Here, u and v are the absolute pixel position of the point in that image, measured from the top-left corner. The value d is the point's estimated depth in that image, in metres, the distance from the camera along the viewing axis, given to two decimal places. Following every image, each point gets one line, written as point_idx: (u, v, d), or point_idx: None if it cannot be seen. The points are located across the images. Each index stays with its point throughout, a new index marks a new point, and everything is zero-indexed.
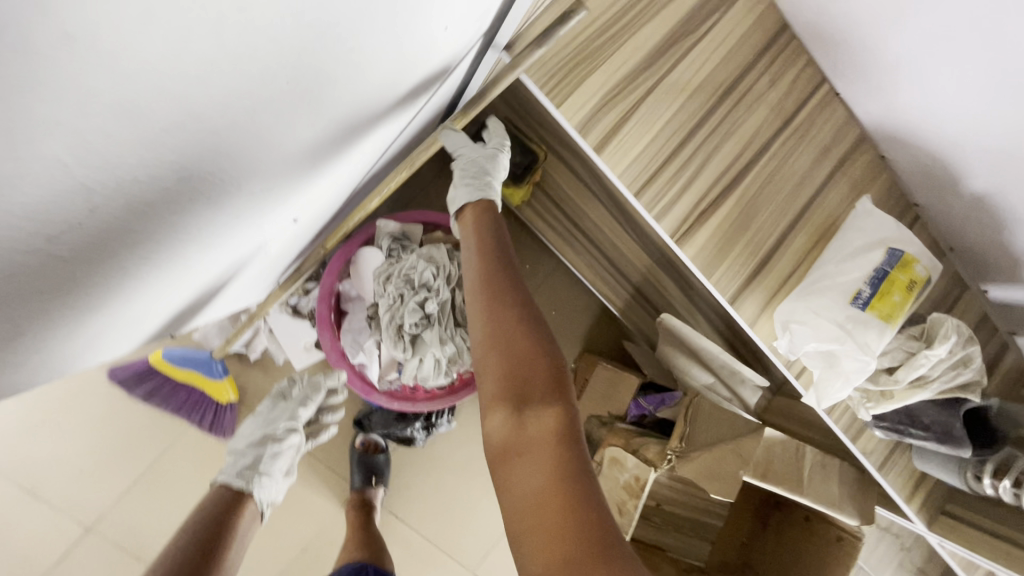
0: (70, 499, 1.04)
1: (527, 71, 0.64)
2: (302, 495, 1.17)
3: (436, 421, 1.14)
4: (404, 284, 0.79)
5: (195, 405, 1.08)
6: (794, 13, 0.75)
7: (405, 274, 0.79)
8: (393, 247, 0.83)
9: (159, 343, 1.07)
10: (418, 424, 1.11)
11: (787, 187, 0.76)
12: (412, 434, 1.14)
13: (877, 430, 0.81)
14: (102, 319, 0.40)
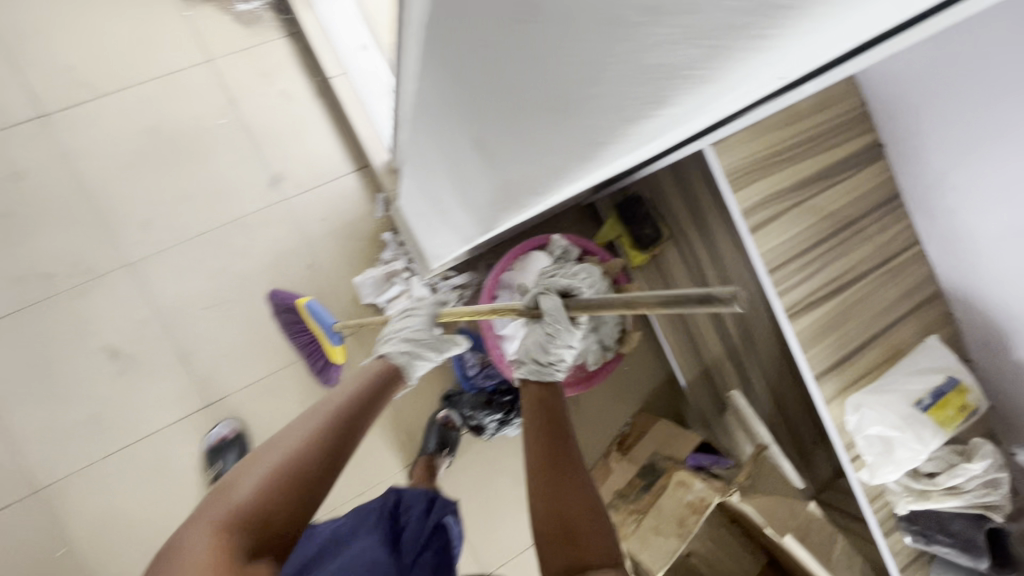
0: (202, 376, 1.20)
1: (721, 163, 0.90)
2: (375, 447, 1.31)
3: (511, 419, 1.30)
4: (565, 283, 1.00)
5: (313, 351, 1.22)
6: (907, 187, 1.01)
7: (567, 278, 1.00)
8: (561, 255, 1.05)
9: (322, 276, 1.28)
10: (498, 415, 1.28)
11: (875, 308, 0.98)
12: (487, 423, 1.29)
13: (906, 534, 0.95)
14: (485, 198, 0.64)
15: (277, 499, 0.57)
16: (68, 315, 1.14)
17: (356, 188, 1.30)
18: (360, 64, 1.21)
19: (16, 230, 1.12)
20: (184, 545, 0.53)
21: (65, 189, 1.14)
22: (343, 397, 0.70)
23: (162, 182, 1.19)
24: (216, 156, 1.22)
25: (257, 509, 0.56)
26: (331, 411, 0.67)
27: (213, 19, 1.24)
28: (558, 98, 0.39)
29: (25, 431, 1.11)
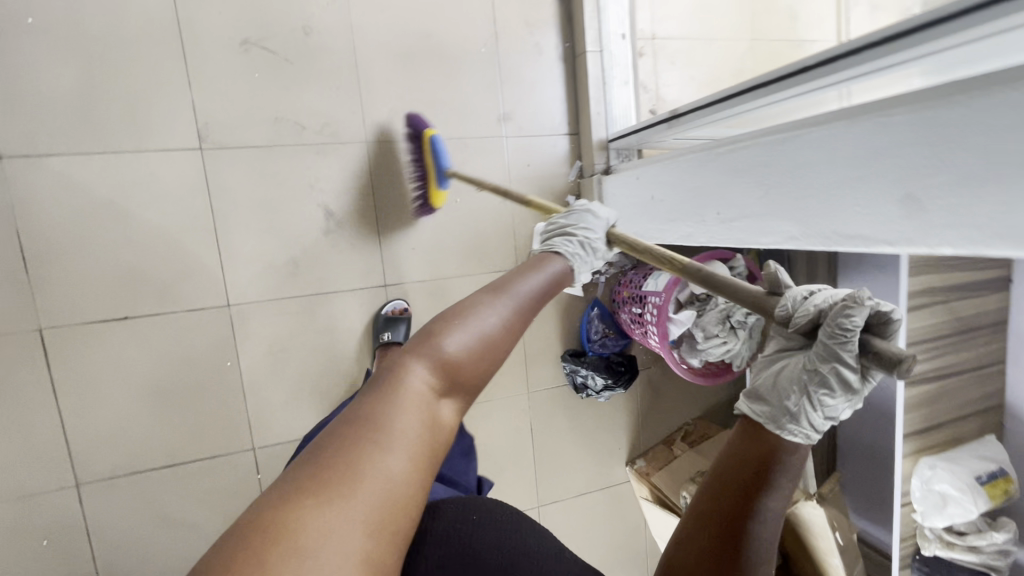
0: (392, 259, 1.34)
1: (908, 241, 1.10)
2: (495, 373, 1.49)
3: (616, 388, 1.50)
4: None
5: None
6: (1016, 317, 1.22)
7: None
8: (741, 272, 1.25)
9: (508, 212, 1.43)
10: (606, 380, 1.48)
11: (960, 399, 1.21)
12: (594, 384, 1.48)
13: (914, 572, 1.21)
14: (777, 212, 0.84)
15: (472, 362, 0.59)
16: (305, 167, 1.25)
17: (562, 150, 1.46)
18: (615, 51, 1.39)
19: (290, 78, 1.23)
20: (392, 372, 0.58)
21: (340, 57, 1.25)
22: (532, 285, 0.69)
23: (418, 82, 1.32)
24: (467, 78, 1.36)
25: (452, 367, 0.58)
26: (525, 304, 0.66)
27: None
28: (969, 179, 0.58)
29: (234, 254, 1.23)
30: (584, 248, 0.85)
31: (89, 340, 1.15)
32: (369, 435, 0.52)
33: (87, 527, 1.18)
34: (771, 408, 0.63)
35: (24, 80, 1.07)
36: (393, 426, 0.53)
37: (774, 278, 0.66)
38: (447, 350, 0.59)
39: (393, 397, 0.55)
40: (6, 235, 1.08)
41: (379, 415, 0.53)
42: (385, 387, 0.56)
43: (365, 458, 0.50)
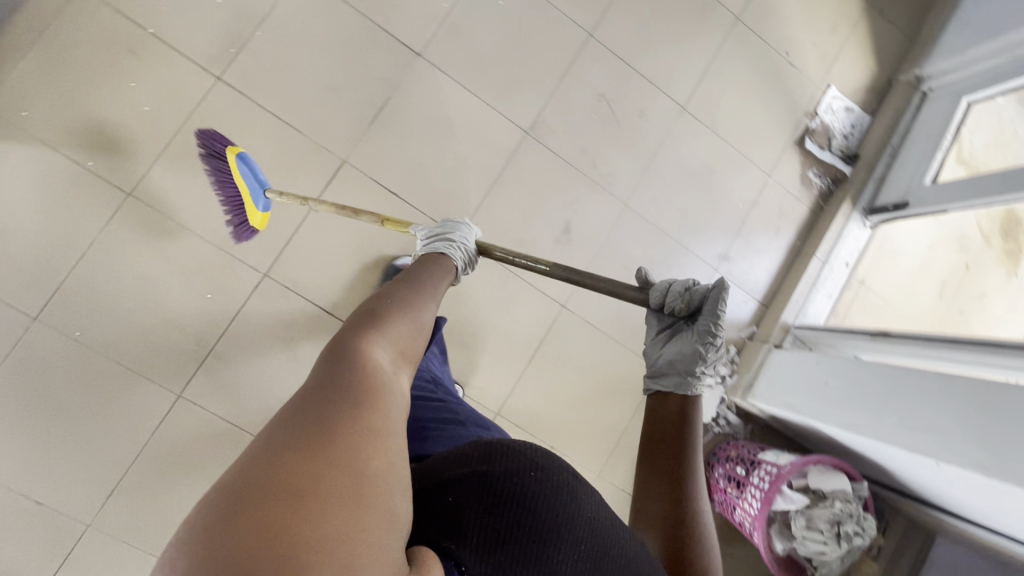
0: (580, 292, 1.54)
1: None
2: (584, 440, 1.54)
3: None
4: (853, 514, 1.25)
5: (233, 205, 1.25)
6: None
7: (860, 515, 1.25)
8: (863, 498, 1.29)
9: None
10: None
11: None
12: None
13: None
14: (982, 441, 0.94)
15: (402, 349, 0.70)
16: (574, 190, 1.54)
17: (747, 311, 1.66)
18: (832, 270, 1.63)
19: (609, 133, 1.56)
20: (347, 349, 0.63)
21: (648, 143, 1.59)
22: (434, 295, 0.85)
23: (683, 194, 1.61)
24: (716, 215, 1.64)
25: (394, 344, 0.70)
26: (430, 310, 0.81)
27: (794, 159, 1.70)
28: None
29: (488, 208, 1.47)
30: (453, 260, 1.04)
31: (361, 190, 1.40)
32: (349, 396, 0.56)
33: (240, 308, 1.33)
34: (678, 373, 0.98)
35: (465, 27, 1.47)
36: (372, 386, 0.59)
37: (643, 280, 1.06)
38: (384, 341, 0.68)
39: (359, 365, 0.61)
40: (380, 95, 1.41)
41: (357, 379, 0.59)
42: (348, 362, 0.61)
43: (355, 414, 0.54)
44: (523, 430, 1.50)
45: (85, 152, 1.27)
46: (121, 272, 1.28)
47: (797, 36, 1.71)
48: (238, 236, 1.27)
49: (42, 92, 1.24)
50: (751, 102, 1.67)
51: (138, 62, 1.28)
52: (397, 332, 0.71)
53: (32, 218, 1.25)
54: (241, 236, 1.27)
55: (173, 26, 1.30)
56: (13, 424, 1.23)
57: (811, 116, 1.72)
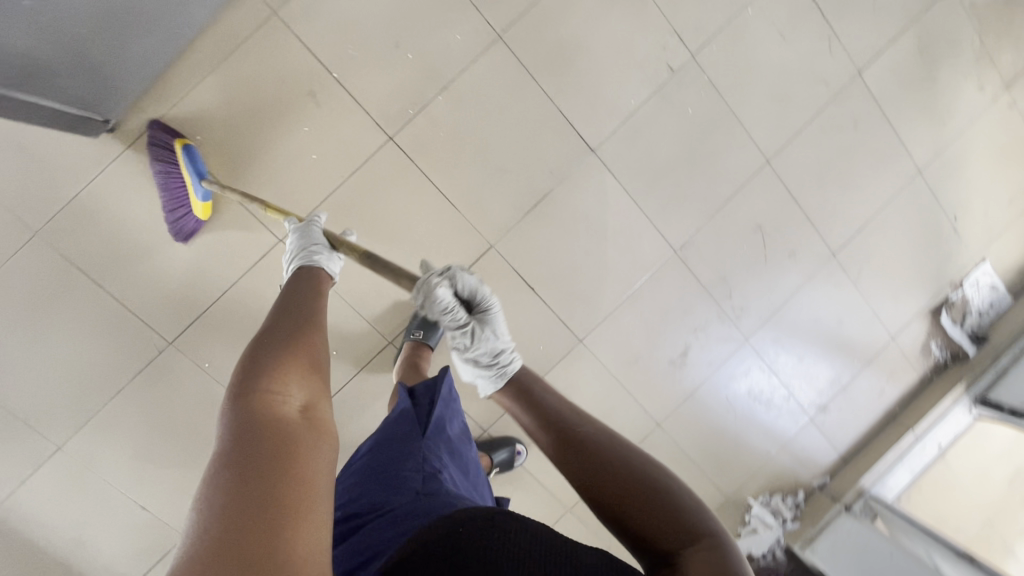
0: (678, 415, 1.55)
1: None
2: None
3: None
4: None
5: (178, 201, 1.17)
6: None
7: None
8: None
9: (763, 458, 1.63)
10: None
11: None
12: None
13: None
14: None
15: (303, 373, 0.62)
16: (703, 317, 1.51)
17: (827, 460, 1.68)
18: (922, 447, 1.64)
19: (754, 266, 1.51)
20: (248, 410, 0.55)
21: (787, 284, 1.54)
22: (324, 310, 0.77)
23: (803, 340, 1.59)
24: (827, 366, 1.62)
25: (297, 375, 0.62)
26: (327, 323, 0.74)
27: (921, 326, 1.66)
28: None
29: (615, 318, 1.45)
30: (303, 255, 0.95)
31: (500, 277, 1.37)
32: (259, 470, 0.49)
33: (359, 371, 1.36)
34: (484, 366, 0.87)
35: (646, 130, 1.38)
36: (286, 444, 0.53)
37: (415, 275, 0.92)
38: (285, 371, 0.61)
39: (264, 425, 0.54)
40: (543, 187, 1.36)
41: (267, 444, 0.52)
42: (251, 424, 0.54)
43: (278, 488, 0.48)
44: (589, 529, 1.55)
45: (247, 190, 1.23)
46: (257, 312, 1.28)
47: (972, 202, 1.61)
48: (182, 233, 1.20)
49: (216, 120, 1.19)
50: (900, 261, 1.61)
51: (315, 105, 1.22)
52: (296, 353, 0.64)
53: (184, 246, 1.23)
54: (184, 231, 1.19)
55: (359, 75, 1.23)
56: (137, 432, 1.28)
57: (955, 287, 1.65)
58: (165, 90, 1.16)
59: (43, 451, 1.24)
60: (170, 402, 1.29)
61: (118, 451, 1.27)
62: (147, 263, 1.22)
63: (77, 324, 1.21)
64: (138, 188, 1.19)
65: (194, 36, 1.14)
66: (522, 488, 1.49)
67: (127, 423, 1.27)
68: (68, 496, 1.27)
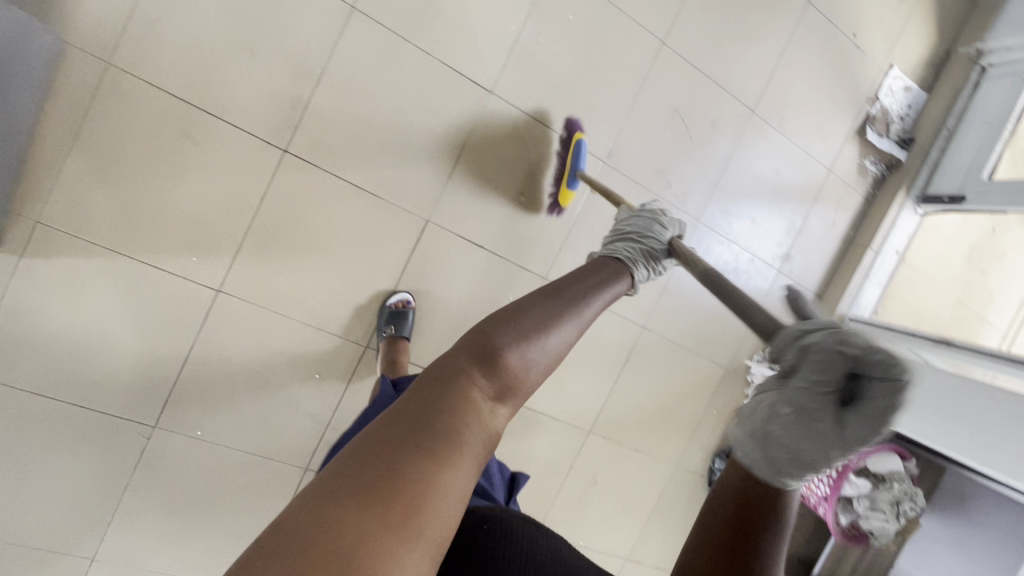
0: (660, 314, 1.60)
1: None
2: (669, 439, 1.70)
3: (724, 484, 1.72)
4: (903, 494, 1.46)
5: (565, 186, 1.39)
6: None
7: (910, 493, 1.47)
8: (909, 470, 1.51)
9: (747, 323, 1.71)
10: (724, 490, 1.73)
11: None
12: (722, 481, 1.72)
13: None
14: None
15: (517, 376, 0.61)
16: None
17: (805, 301, 1.76)
18: (884, 258, 1.73)
19: (683, 149, 1.52)
20: (447, 376, 0.58)
21: (718, 155, 1.56)
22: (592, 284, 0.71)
23: (750, 201, 1.63)
24: (780, 217, 1.67)
25: (501, 380, 0.60)
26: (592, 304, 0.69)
27: (853, 149, 1.71)
28: None
29: (573, 246, 1.47)
30: (645, 253, 0.91)
31: (449, 247, 1.37)
32: (419, 442, 0.51)
33: (349, 384, 1.36)
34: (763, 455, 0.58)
35: (535, 52, 1.34)
36: (450, 440, 0.53)
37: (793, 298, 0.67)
38: (506, 364, 0.60)
39: (446, 401, 0.55)
40: (456, 144, 1.32)
41: (439, 417, 0.54)
42: (435, 401, 0.55)
43: (426, 474, 0.50)
44: (615, 441, 1.64)
45: (164, 255, 1.18)
46: (227, 366, 1.26)
47: (865, 13, 1.62)
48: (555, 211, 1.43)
49: (98, 197, 1.12)
50: (815, 94, 1.63)
51: (195, 145, 1.15)
52: (530, 356, 0.61)
53: (127, 330, 1.19)
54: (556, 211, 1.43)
55: (229, 99, 1.15)
56: (160, 521, 1.28)
57: (873, 101, 1.69)
58: (30, 186, 1.08)
59: (79, 568, 1.24)
60: (177, 481, 1.27)
61: (150, 544, 1.28)
62: (97, 361, 1.18)
63: (57, 441, 1.18)
64: (51, 292, 1.13)
65: (35, 119, 1.05)
66: (541, 429, 1.56)
67: (147, 515, 1.26)
68: None
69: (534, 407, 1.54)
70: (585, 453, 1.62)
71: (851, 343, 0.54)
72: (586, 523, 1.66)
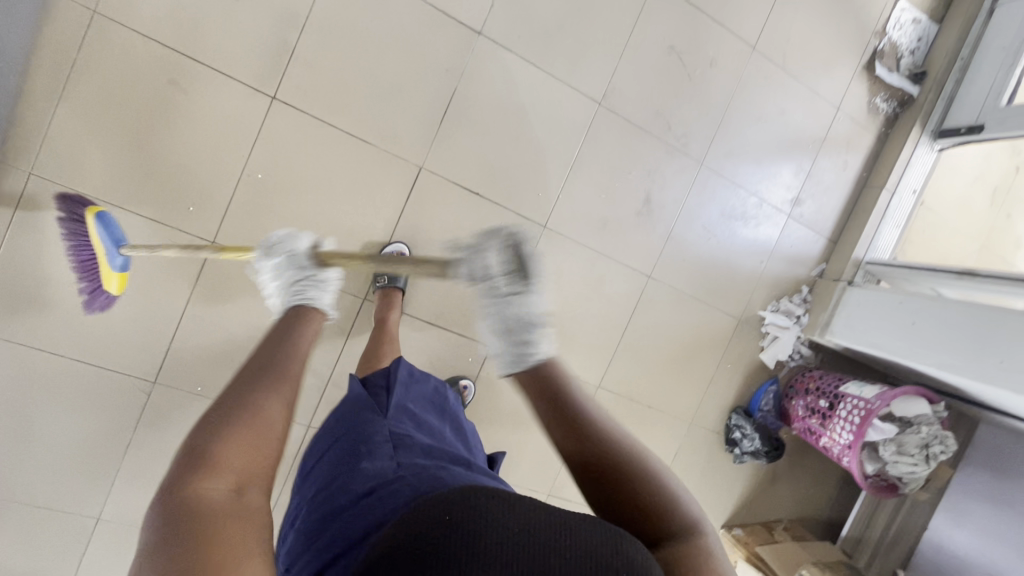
0: (665, 264, 1.55)
1: None
2: (682, 393, 1.65)
3: (742, 442, 1.67)
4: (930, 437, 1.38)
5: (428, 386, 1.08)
6: None
7: (939, 437, 1.39)
8: (937, 415, 1.43)
9: (757, 273, 1.65)
10: (738, 450, 1.68)
11: None
12: (738, 438, 1.67)
13: None
14: None
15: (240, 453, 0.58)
16: (652, 157, 1.48)
17: (818, 248, 1.69)
18: (901, 198, 1.66)
19: (681, 90, 1.47)
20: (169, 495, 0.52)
21: (719, 96, 1.51)
22: (281, 368, 0.71)
23: (755, 143, 1.57)
24: (788, 160, 1.61)
25: (236, 458, 0.57)
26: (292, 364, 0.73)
27: (861, 87, 1.64)
28: None
29: (571, 193, 1.43)
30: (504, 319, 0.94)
31: (444, 195, 1.34)
32: (197, 544, 0.48)
33: (348, 338, 1.34)
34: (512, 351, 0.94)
35: None
36: (217, 528, 0.50)
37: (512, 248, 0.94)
38: (228, 457, 0.56)
39: (188, 507, 0.51)
40: (447, 88, 1.30)
41: (194, 524, 0.49)
42: (177, 515, 0.50)
43: (208, 565, 0.46)
44: (625, 397, 1.59)
45: (158, 208, 1.17)
46: (224, 321, 1.25)
47: None
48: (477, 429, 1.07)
49: (89, 149, 1.12)
50: (818, 29, 1.57)
51: (183, 93, 1.15)
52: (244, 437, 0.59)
53: (125, 285, 1.18)
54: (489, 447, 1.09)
55: (215, 46, 1.15)
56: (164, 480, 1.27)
57: (881, 35, 1.63)
58: (22, 138, 1.09)
59: (84, 527, 1.23)
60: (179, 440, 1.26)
61: (154, 502, 1.27)
62: (95, 317, 1.18)
63: (59, 399, 1.18)
64: (47, 246, 1.13)
65: (24, 69, 1.06)
66: None
67: (150, 473, 1.26)
68: (127, 560, 1.27)
69: None
70: None
71: (506, 237, 0.94)
72: None
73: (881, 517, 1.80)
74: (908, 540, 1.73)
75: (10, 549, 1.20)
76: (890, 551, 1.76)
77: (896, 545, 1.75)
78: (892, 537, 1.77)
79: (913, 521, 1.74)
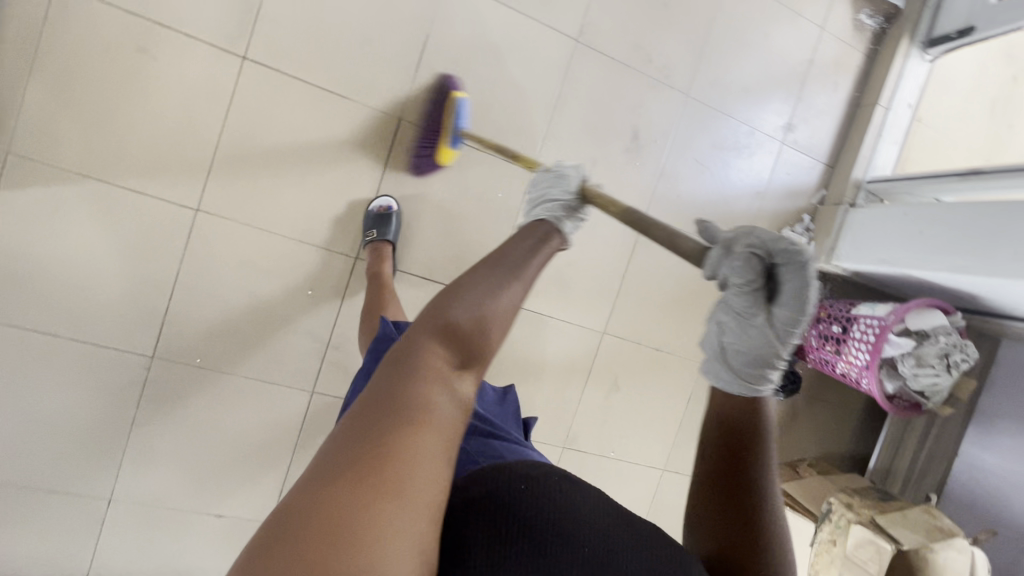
0: (659, 201, 1.52)
1: None
2: (691, 334, 1.61)
3: None
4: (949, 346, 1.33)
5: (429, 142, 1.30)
6: None
7: (958, 345, 1.34)
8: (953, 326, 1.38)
9: (756, 204, 1.61)
10: None
11: None
12: None
13: None
14: None
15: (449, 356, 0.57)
16: (635, 91, 1.45)
17: (816, 173, 1.65)
18: (897, 113, 1.61)
19: (658, 21, 1.45)
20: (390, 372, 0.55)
21: (698, 24, 1.48)
22: (523, 256, 0.65)
23: (741, 70, 1.54)
24: (776, 85, 1.57)
25: (446, 359, 0.57)
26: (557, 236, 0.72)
27: (844, 4, 1.60)
28: None
29: (557, 135, 1.41)
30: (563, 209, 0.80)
31: (426, 145, 1.32)
32: (382, 442, 0.49)
33: (344, 298, 1.32)
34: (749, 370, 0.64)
35: None
36: (406, 431, 0.50)
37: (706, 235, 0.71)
38: (433, 359, 0.56)
39: (397, 392, 0.53)
40: (417, 36, 1.28)
41: (392, 411, 0.52)
42: (384, 393, 0.53)
43: (383, 474, 0.47)
44: (632, 341, 1.56)
45: (139, 178, 1.17)
46: (216, 289, 1.24)
47: None
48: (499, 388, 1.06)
49: (66, 122, 1.12)
50: None
51: (154, 60, 1.14)
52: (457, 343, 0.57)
53: (114, 259, 1.18)
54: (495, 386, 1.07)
55: (181, 9, 1.14)
56: (172, 455, 1.26)
57: None
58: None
59: (97, 507, 1.23)
60: (183, 413, 1.25)
61: (164, 478, 1.26)
62: (88, 293, 1.17)
63: (60, 381, 1.18)
64: (32, 224, 1.13)
65: None
66: (552, 333, 1.50)
67: (157, 449, 1.25)
68: (143, 539, 1.26)
69: (540, 311, 1.48)
70: (603, 356, 1.54)
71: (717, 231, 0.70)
72: (613, 432, 1.59)
73: (909, 445, 1.74)
74: (939, 472, 1.69)
75: (27, 536, 1.20)
76: (922, 478, 1.71)
77: (928, 471, 1.71)
78: (923, 464, 1.72)
79: (942, 445, 1.69)
